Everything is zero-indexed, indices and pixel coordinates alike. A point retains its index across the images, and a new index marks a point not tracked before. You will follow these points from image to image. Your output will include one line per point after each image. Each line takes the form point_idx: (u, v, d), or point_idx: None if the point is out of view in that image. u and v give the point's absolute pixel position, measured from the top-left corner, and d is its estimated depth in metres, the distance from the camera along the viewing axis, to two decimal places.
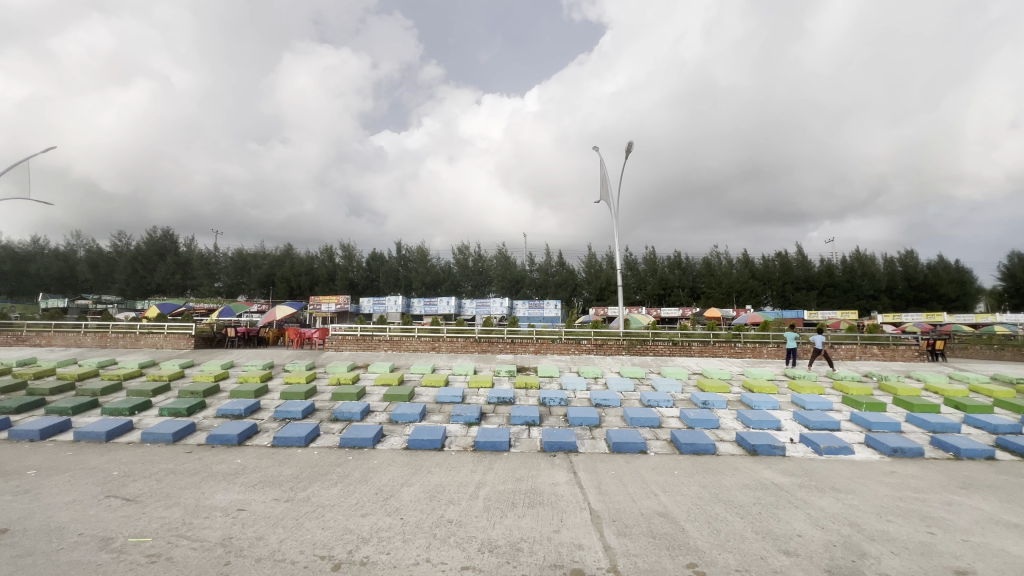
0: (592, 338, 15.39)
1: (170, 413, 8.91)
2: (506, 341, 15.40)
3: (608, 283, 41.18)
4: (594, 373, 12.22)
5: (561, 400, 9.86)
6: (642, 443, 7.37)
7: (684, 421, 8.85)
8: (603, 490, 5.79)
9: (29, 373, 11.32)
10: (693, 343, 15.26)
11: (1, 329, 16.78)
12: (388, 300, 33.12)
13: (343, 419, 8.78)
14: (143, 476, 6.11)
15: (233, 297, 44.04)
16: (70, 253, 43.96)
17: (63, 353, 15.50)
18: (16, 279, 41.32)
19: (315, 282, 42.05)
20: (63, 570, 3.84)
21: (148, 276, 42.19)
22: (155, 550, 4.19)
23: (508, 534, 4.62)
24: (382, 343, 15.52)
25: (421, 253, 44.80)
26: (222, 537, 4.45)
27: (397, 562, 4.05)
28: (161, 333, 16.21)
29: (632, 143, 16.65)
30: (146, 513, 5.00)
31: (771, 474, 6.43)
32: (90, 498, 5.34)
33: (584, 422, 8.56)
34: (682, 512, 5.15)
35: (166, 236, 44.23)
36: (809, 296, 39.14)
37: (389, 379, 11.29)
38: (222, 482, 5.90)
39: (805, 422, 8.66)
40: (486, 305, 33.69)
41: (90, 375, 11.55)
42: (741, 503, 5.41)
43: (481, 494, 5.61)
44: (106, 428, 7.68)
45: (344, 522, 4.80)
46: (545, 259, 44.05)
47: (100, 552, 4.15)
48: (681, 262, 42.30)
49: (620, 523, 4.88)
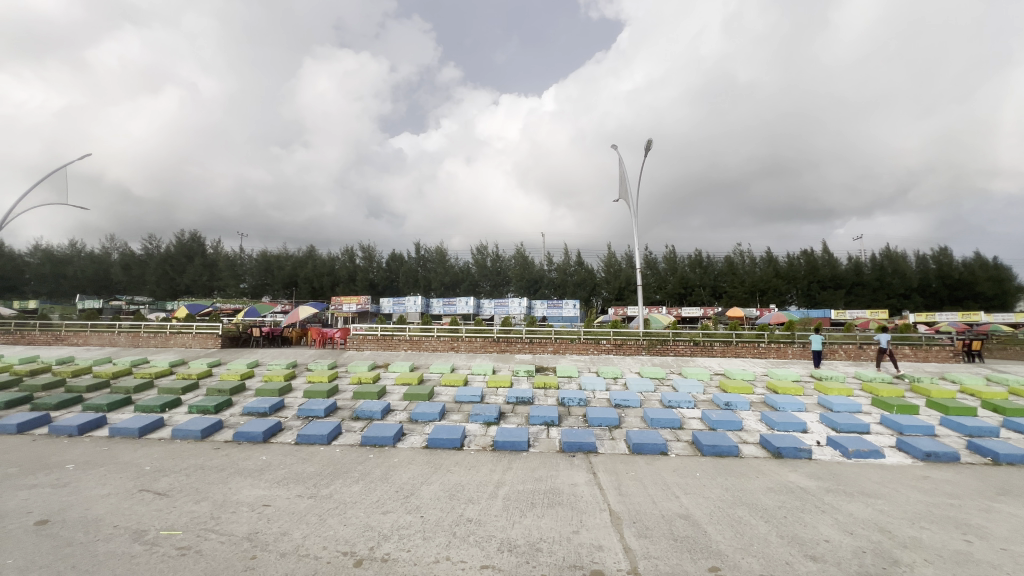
0: (612, 338, 15.23)
1: (199, 410, 9.18)
2: (524, 342, 15.35)
3: (628, 283, 40.73)
4: (613, 373, 12.12)
5: (580, 400, 9.83)
6: (663, 444, 7.28)
7: (706, 422, 8.71)
8: (623, 492, 5.74)
9: (67, 372, 11.83)
10: (715, 344, 14.98)
11: (42, 329, 17.51)
12: (408, 300, 33.45)
13: (364, 418, 8.92)
14: (174, 471, 6.31)
15: (258, 297, 45.16)
16: (105, 256, 45.73)
17: (98, 352, 16.12)
18: (55, 282, 43.26)
19: (336, 282, 42.86)
20: (100, 560, 4.00)
21: (178, 277, 43.63)
22: (185, 543, 4.32)
23: (528, 533, 4.62)
24: (402, 343, 15.68)
25: (440, 253, 45.16)
26: (249, 532, 4.56)
27: (417, 560, 4.09)
28: (190, 333, 16.71)
29: (650, 141, 16.33)
30: (176, 506, 5.16)
31: (797, 478, 6.27)
32: (126, 492, 5.55)
33: (603, 422, 8.51)
34: (705, 515, 5.07)
35: (194, 238, 45.69)
36: (837, 295, 37.96)
37: (409, 378, 11.38)
38: (248, 478, 6.06)
39: (832, 424, 8.43)
40: (505, 305, 33.70)
41: (124, 373, 11.99)
42: (765, 507, 5.30)
43: (500, 494, 5.63)
44: (139, 425, 7.98)
45: (365, 519, 4.87)
46: (563, 259, 43.93)
47: (134, 543, 4.30)
48: (702, 261, 41.64)
49: (641, 525, 4.84)
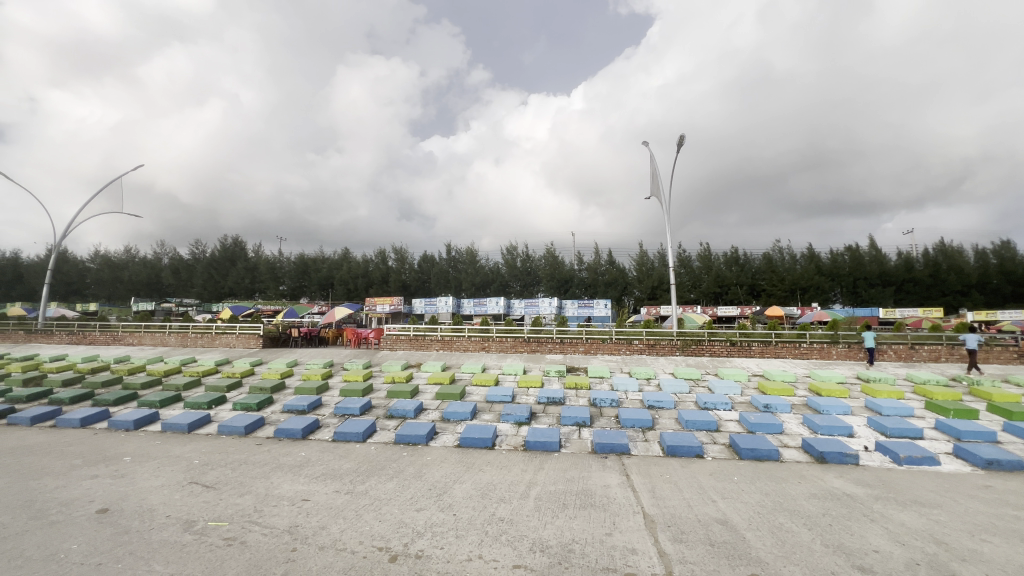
0: (644, 338, 14.95)
1: (242, 407, 9.59)
2: (555, 342, 15.27)
3: (660, 282, 39.87)
4: (646, 373, 11.92)
5: (612, 401, 9.72)
6: (698, 447, 7.09)
7: (744, 425, 8.43)
8: (657, 494, 5.64)
9: (124, 370, 12.60)
10: (752, 344, 14.46)
11: (101, 329, 18.69)
12: (439, 300, 33.89)
13: (398, 416, 9.09)
14: (220, 465, 6.63)
15: (297, 298, 46.76)
16: (156, 261, 48.40)
17: (150, 351, 17.07)
18: (113, 285, 46.11)
19: (370, 283, 43.96)
20: (154, 548, 4.23)
21: (222, 280, 45.63)
22: (231, 534, 4.52)
23: (560, 534, 4.60)
24: (434, 343, 15.90)
25: (470, 254, 45.54)
26: (289, 525, 4.73)
27: (450, 557, 4.14)
28: (234, 334, 17.47)
29: (682, 136, 15.94)
30: (222, 499, 5.41)
31: (843, 484, 5.98)
32: (177, 484, 5.87)
33: (636, 424, 8.38)
34: (744, 521, 4.91)
35: (237, 243, 47.71)
36: (886, 293, 35.97)
37: (441, 378, 11.51)
38: (288, 473, 6.29)
39: (881, 428, 8.01)
40: (535, 305, 33.63)
41: (174, 371, 12.66)
42: (809, 514, 5.09)
43: (531, 494, 5.62)
44: (189, 420, 8.42)
45: (399, 515, 4.97)
46: (593, 258, 43.49)
47: (185, 533, 4.53)
48: (739, 258, 40.33)
49: (676, 529, 4.73)
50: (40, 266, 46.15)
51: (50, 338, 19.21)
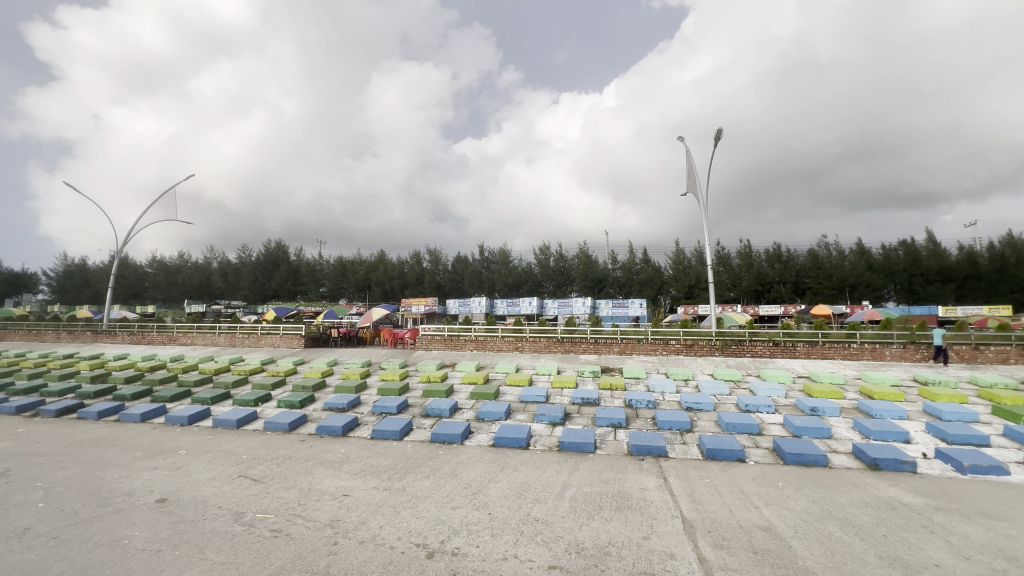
0: (682, 338, 14.58)
1: (286, 405, 10.00)
2: (589, 342, 15.11)
3: (698, 280, 38.78)
4: (684, 374, 11.61)
5: (648, 403, 9.54)
6: (740, 450, 6.85)
7: (789, 428, 8.09)
8: (696, 498, 5.49)
9: (179, 368, 13.37)
10: (797, 345, 13.84)
11: (158, 330, 19.91)
12: (473, 301, 34.16)
13: (433, 415, 9.21)
14: (267, 460, 6.93)
15: (336, 300, 48.29)
16: (206, 265, 51.08)
17: (202, 351, 18.03)
18: (168, 288, 49.03)
19: (405, 285, 44.92)
20: (206, 537, 4.46)
21: (266, 283, 47.66)
22: (277, 526, 4.72)
23: (596, 536, 4.55)
24: (468, 343, 16.05)
25: (503, 254, 45.69)
26: (331, 519, 4.89)
27: (486, 556, 4.16)
28: (278, 334, 18.20)
29: (720, 130, 15.39)
30: (269, 492, 5.66)
31: (899, 493, 5.64)
32: (227, 477, 6.18)
33: (674, 426, 8.19)
34: (789, 528, 4.71)
35: (280, 246, 49.77)
36: (946, 289, 33.59)
37: (475, 378, 11.60)
38: (330, 469, 6.50)
39: (942, 434, 7.49)
40: (569, 305, 33.39)
41: (224, 370, 13.32)
42: (861, 523, 4.82)
43: (566, 495, 5.58)
44: (237, 417, 8.85)
45: (435, 513, 5.05)
46: (628, 256, 42.75)
47: (235, 524, 4.77)
48: (781, 255, 38.64)
49: (716, 535, 4.58)
50: (105, 270, 49.69)
51: (113, 338, 20.63)
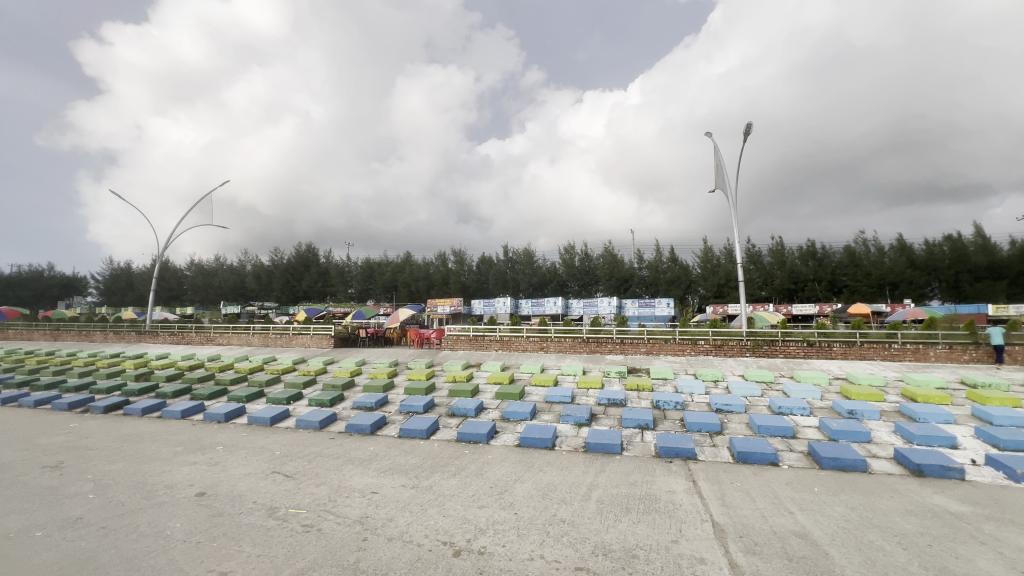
0: (711, 338, 14.26)
1: (317, 403, 10.26)
2: (615, 342, 14.94)
3: (728, 279, 37.80)
4: (713, 375, 11.34)
5: (676, 404, 9.36)
6: (772, 454, 6.65)
7: (825, 432, 7.81)
8: (727, 503, 5.36)
9: (216, 367, 13.88)
10: (833, 345, 13.34)
11: (197, 331, 20.75)
12: (498, 301, 34.27)
13: (459, 415, 9.28)
14: (298, 457, 7.13)
15: (363, 301, 49.30)
16: (241, 267, 52.94)
17: (237, 350, 18.68)
18: (206, 290, 51.04)
19: (431, 285, 45.44)
20: (242, 531, 4.62)
21: (297, 284, 49.03)
22: (309, 521, 4.84)
23: (623, 538, 4.50)
24: (493, 343, 16.11)
25: (527, 254, 45.62)
26: (360, 516, 4.98)
27: (512, 556, 4.17)
28: (309, 334, 18.70)
29: (750, 124, 14.92)
30: (301, 488, 5.82)
31: (945, 501, 5.36)
32: (262, 472, 6.39)
33: (703, 428, 8.02)
34: (826, 535, 4.54)
35: (310, 249, 51.13)
36: (997, 287, 31.66)
37: (500, 378, 11.64)
38: (359, 467, 6.64)
39: (993, 440, 7.08)
40: (594, 305, 33.11)
41: (258, 369, 13.77)
42: (904, 532, 4.61)
43: (592, 496, 5.54)
44: (270, 414, 9.13)
45: (462, 511, 5.09)
46: (654, 255, 42.07)
47: (269, 518, 4.92)
48: (816, 252, 37.26)
49: (748, 540, 4.46)
50: (148, 273, 52.11)
51: (156, 338, 21.62)
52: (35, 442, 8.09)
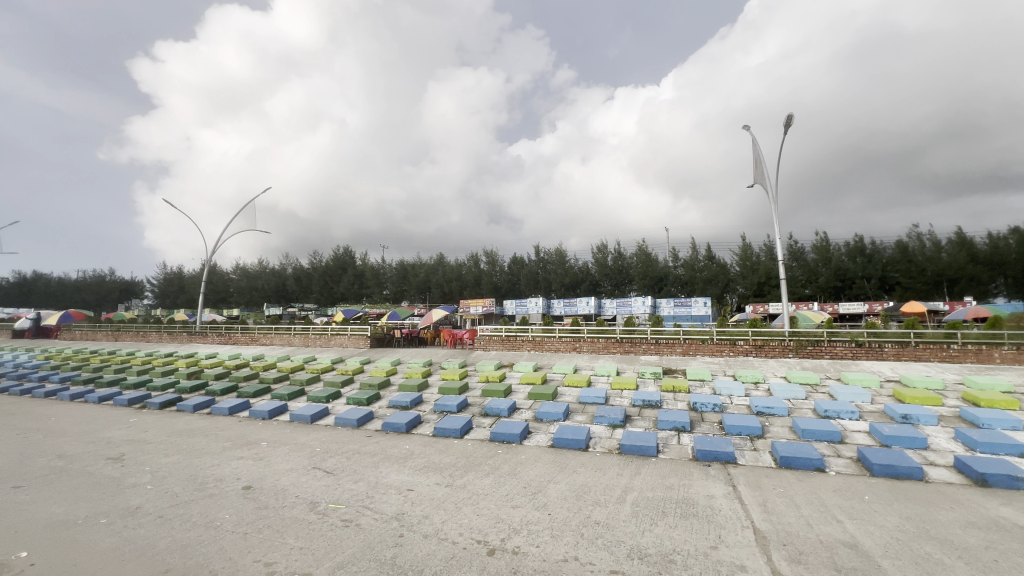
0: (751, 338, 13.78)
1: (354, 402, 10.55)
2: (650, 342, 14.65)
3: (768, 277, 36.45)
4: (754, 377, 10.95)
5: (714, 406, 9.10)
6: (818, 460, 6.35)
7: (877, 437, 7.39)
8: (769, 509, 5.16)
9: (260, 367, 14.48)
10: (885, 346, 12.62)
11: (242, 331, 21.74)
12: (530, 301, 34.25)
13: (492, 415, 9.33)
14: (338, 453, 7.36)
15: (398, 302, 50.33)
16: (282, 270, 55.01)
17: (280, 350, 19.44)
18: (250, 292, 53.39)
19: (463, 286, 45.92)
20: (286, 523, 4.81)
21: (335, 286, 50.51)
22: (348, 516, 4.98)
23: (660, 542, 4.40)
24: (525, 343, 16.13)
25: (559, 254, 45.29)
26: (397, 512, 5.09)
27: (547, 556, 4.15)
28: (346, 334, 19.25)
29: (790, 115, 14.34)
30: (340, 484, 6.00)
31: (1012, 514, 4.98)
32: (303, 468, 6.62)
33: (743, 431, 7.76)
34: (879, 546, 4.30)
35: (347, 252, 52.59)
36: None
37: (533, 378, 11.64)
38: (395, 464, 6.78)
39: None
40: (628, 305, 32.61)
41: (299, 368, 14.29)
42: (966, 545, 4.31)
43: (627, 499, 5.45)
44: (311, 412, 9.46)
45: (495, 511, 5.11)
46: (690, 253, 40.97)
47: (310, 512, 5.09)
48: (865, 248, 35.32)
49: (792, 549, 4.29)
50: (197, 277, 54.94)
51: (205, 338, 22.77)
52: (100, 435, 8.69)
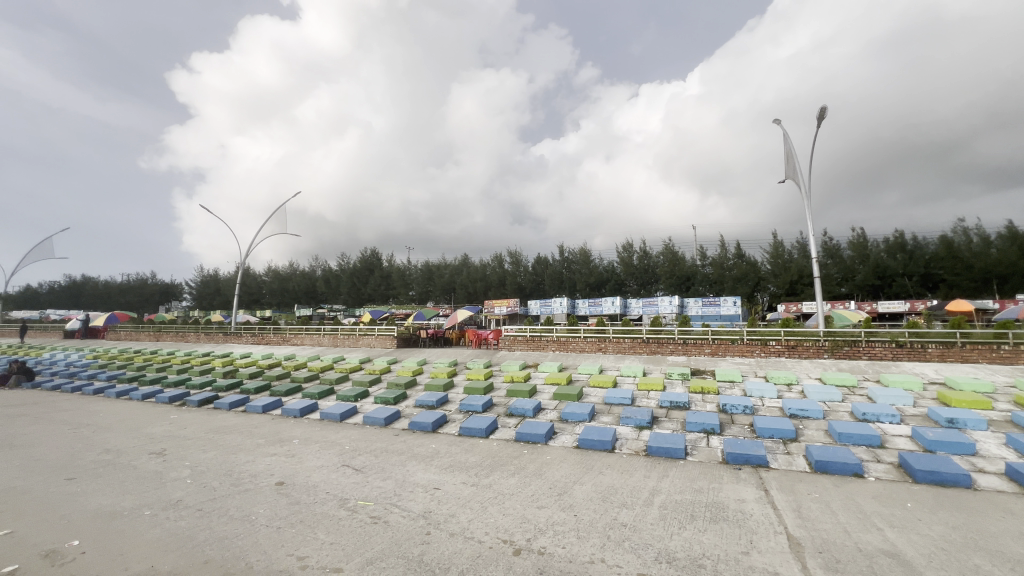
0: (783, 339, 13.37)
1: (382, 401, 10.74)
2: (677, 342, 14.40)
3: (801, 275, 35.31)
4: (787, 379, 10.61)
5: (744, 408, 8.87)
6: (856, 464, 6.11)
7: (920, 443, 7.06)
8: (803, 514, 5.00)
9: (292, 366, 14.90)
10: (928, 346, 12.03)
11: (274, 332, 22.43)
12: (555, 301, 34.12)
13: (517, 415, 9.35)
14: (366, 451, 7.50)
15: (423, 302, 50.96)
16: (312, 272, 56.46)
17: (310, 350, 19.95)
18: (281, 294, 55.00)
19: (488, 286, 46.18)
20: (317, 519, 4.93)
21: (362, 287, 51.49)
22: (377, 513, 5.08)
23: (688, 546, 4.32)
24: (550, 343, 16.08)
25: (584, 254, 44.94)
26: (424, 510, 5.16)
27: (573, 558, 4.13)
28: (373, 335, 19.60)
29: (824, 107, 13.82)
30: (369, 481, 6.12)
31: None
32: (333, 465, 6.78)
33: (776, 434, 7.53)
34: (922, 556, 4.11)
35: (373, 254, 53.56)
36: None
37: (558, 379, 11.59)
38: (422, 463, 6.87)
39: None
40: (654, 304, 32.10)
41: (328, 367, 14.64)
42: (1019, 558, 4.07)
43: (655, 501, 5.37)
44: (340, 411, 9.68)
45: (521, 511, 5.11)
46: (719, 251, 40.01)
47: (341, 509, 5.21)
48: (906, 244, 33.78)
49: (829, 556, 4.14)
50: (232, 279, 56.91)
51: (240, 338, 23.57)
52: (144, 431, 9.12)
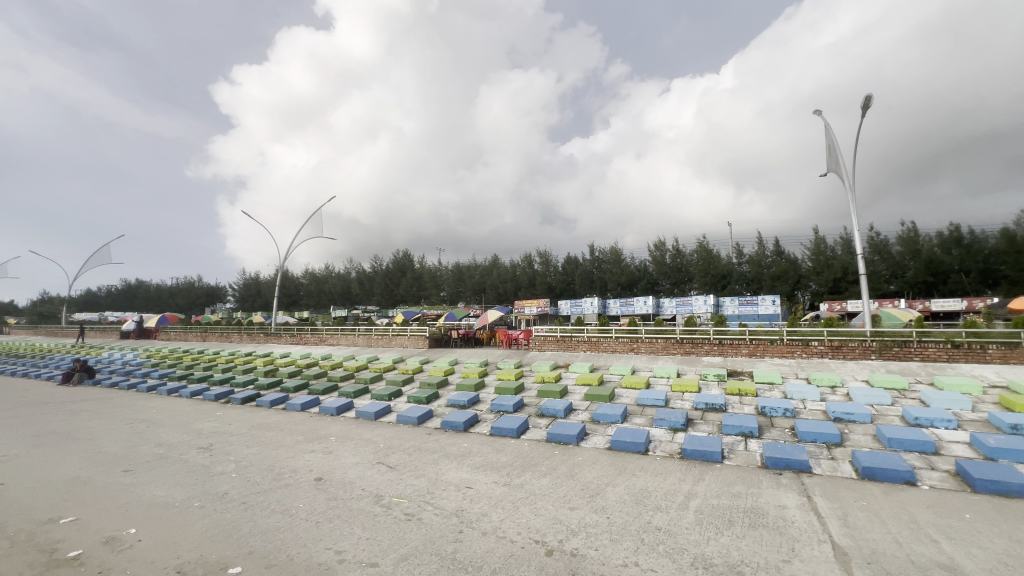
0: (826, 339, 12.81)
1: (415, 400, 10.92)
2: (712, 342, 14.03)
3: (846, 271, 33.72)
4: (831, 381, 10.15)
5: (784, 411, 8.54)
6: (908, 472, 5.78)
7: (981, 450, 6.59)
8: (850, 523, 4.77)
9: (328, 366, 15.36)
10: (989, 347, 11.24)
11: (311, 332, 23.17)
12: (585, 301, 33.81)
13: (549, 416, 9.33)
14: (400, 449, 7.66)
15: (454, 303, 51.51)
16: (347, 275, 58.00)
17: (345, 350, 20.50)
18: (318, 295, 56.78)
19: (518, 287, 46.29)
20: (352, 514, 5.07)
21: (395, 288, 52.50)
22: (410, 511, 5.17)
23: (726, 552, 4.21)
24: (581, 344, 15.96)
25: (614, 253, 44.34)
26: (456, 509, 5.22)
27: (606, 560, 4.09)
28: (406, 335, 19.96)
29: (869, 96, 13.16)
30: (403, 479, 6.24)
31: None
32: (369, 462, 6.95)
33: (819, 438, 7.22)
34: (982, 571, 3.85)
35: (405, 255, 54.55)
36: None
37: (590, 379, 11.49)
38: (454, 462, 6.95)
39: None
40: (688, 304, 31.34)
41: (363, 367, 14.99)
42: None
43: (690, 505, 5.25)
44: (375, 409, 9.90)
45: (553, 512, 5.10)
46: (756, 248, 38.66)
47: (376, 505, 5.34)
48: (963, 237, 31.75)
49: (879, 568, 3.94)
50: (271, 281, 59.12)
51: (279, 339, 24.46)
52: (192, 426, 9.61)
